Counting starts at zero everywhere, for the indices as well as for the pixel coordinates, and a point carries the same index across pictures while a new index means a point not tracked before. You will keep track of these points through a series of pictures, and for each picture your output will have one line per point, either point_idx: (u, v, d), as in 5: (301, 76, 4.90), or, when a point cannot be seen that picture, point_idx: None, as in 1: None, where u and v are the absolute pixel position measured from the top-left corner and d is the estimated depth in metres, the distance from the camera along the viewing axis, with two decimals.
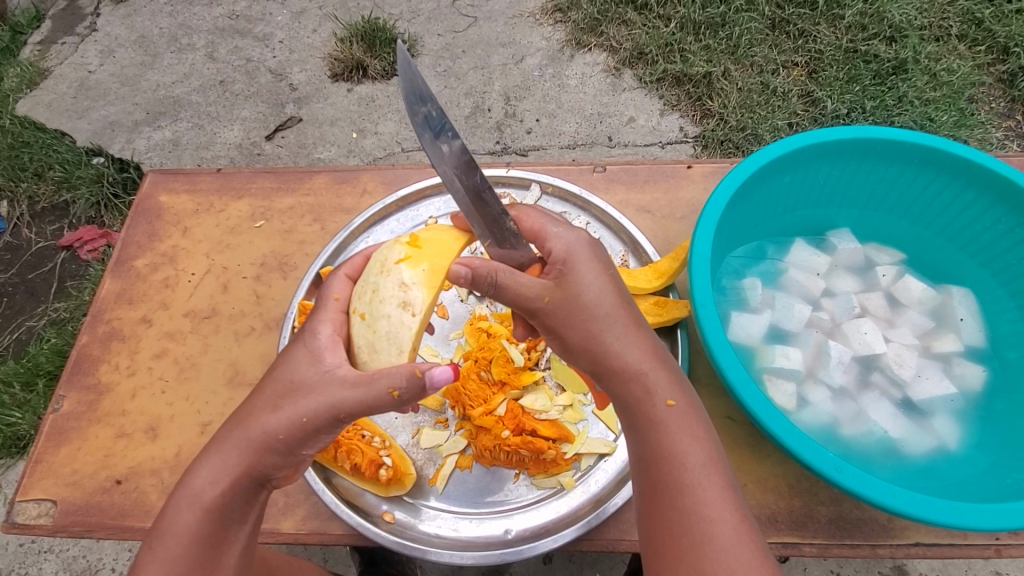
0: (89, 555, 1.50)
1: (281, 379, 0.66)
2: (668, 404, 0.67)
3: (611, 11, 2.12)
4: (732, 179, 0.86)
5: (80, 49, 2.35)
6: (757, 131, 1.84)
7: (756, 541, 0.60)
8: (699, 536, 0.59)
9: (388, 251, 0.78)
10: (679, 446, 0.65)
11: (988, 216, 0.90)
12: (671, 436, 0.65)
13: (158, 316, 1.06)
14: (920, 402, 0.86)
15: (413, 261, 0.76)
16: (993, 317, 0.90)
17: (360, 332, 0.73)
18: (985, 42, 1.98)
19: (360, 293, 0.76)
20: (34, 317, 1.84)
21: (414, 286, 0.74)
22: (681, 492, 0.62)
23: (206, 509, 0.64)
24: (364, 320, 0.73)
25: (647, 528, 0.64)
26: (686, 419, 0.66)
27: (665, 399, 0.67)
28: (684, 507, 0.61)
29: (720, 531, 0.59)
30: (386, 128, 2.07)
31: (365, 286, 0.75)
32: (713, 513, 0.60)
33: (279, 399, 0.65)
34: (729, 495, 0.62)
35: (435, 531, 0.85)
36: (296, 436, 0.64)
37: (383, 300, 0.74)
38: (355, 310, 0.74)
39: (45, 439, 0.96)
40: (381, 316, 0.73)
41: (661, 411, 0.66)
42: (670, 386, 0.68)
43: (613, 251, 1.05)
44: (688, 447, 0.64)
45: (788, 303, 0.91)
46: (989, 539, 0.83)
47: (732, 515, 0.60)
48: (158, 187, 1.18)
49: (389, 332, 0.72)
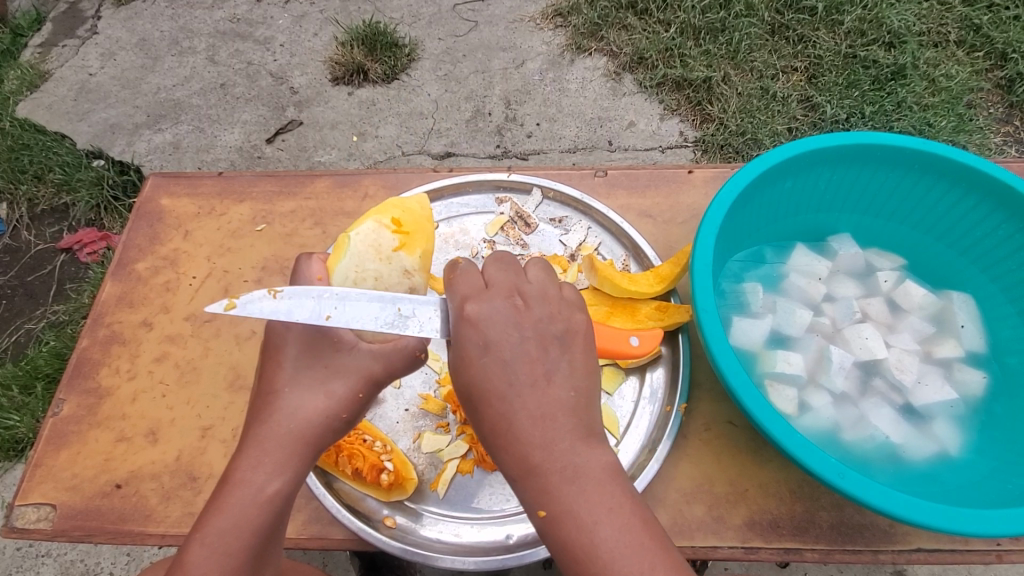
0: (86, 559, 1.49)
1: (317, 364, 0.69)
2: (539, 514, 0.62)
3: (612, 16, 2.13)
4: (733, 184, 0.87)
5: (81, 52, 2.35)
6: (756, 136, 1.85)
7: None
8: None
9: (377, 237, 0.79)
10: (572, 554, 0.60)
11: (989, 221, 0.90)
12: (561, 545, 0.61)
13: (158, 320, 1.06)
14: (921, 408, 0.86)
15: (408, 248, 0.80)
16: (993, 323, 0.91)
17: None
18: (983, 47, 1.99)
19: (355, 278, 0.76)
20: (33, 320, 1.83)
21: (415, 273, 0.80)
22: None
23: (269, 501, 0.65)
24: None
25: None
26: (563, 525, 0.60)
27: (535, 509, 0.62)
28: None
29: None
30: (386, 132, 2.07)
31: (360, 272, 0.76)
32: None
33: (329, 385, 0.68)
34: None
35: (437, 536, 0.85)
36: (356, 412, 0.70)
37: (386, 285, 0.77)
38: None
39: (45, 443, 0.96)
40: None
41: (538, 523, 0.62)
42: (536, 493, 0.62)
43: (614, 256, 1.05)
44: (579, 555, 0.60)
45: (788, 307, 0.92)
46: (990, 545, 0.83)
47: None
48: (159, 190, 1.18)
49: None
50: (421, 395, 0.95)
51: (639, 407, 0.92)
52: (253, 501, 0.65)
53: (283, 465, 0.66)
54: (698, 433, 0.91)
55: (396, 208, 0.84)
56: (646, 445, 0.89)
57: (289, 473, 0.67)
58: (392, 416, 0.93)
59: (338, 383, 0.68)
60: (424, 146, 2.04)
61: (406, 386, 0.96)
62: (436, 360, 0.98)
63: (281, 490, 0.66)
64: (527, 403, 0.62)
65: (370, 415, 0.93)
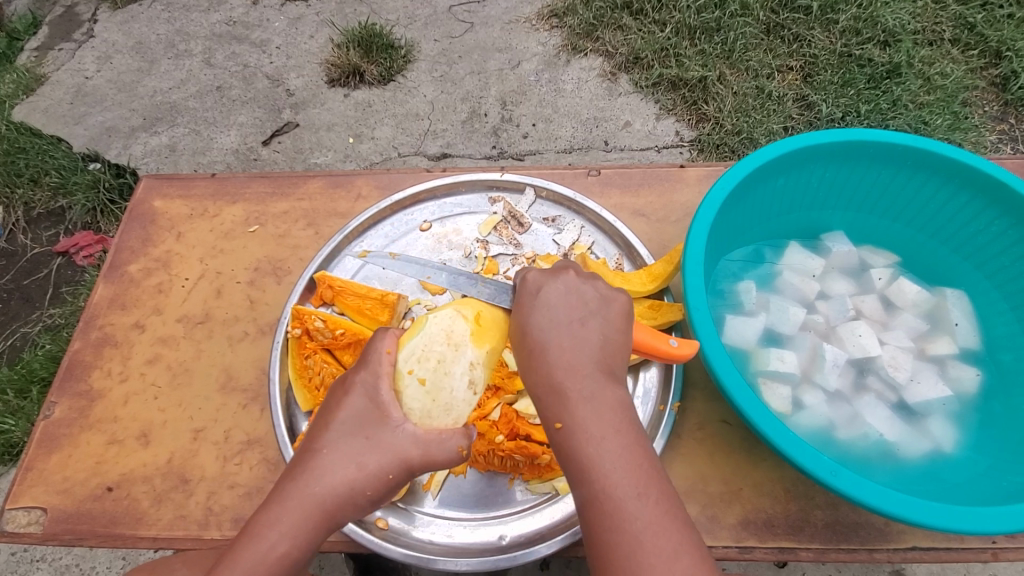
0: (81, 563, 1.48)
1: (359, 435, 0.66)
2: (556, 427, 0.63)
3: (608, 16, 2.13)
4: (725, 181, 0.86)
5: (78, 55, 2.35)
6: (752, 135, 1.85)
7: (661, 553, 0.55)
8: (604, 553, 0.58)
9: (454, 322, 0.75)
10: (576, 465, 0.61)
11: (982, 218, 0.90)
12: (568, 457, 0.62)
13: (151, 322, 1.06)
14: (915, 405, 0.85)
15: (482, 339, 0.75)
16: (987, 320, 0.90)
17: (419, 396, 0.70)
18: (978, 45, 1.99)
19: (418, 356, 0.73)
20: (29, 324, 1.83)
21: (478, 366, 0.74)
22: (600, 502, 0.59)
23: (278, 561, 0.63)
24: (423, 385, 0.71)
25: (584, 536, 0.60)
26: (575, 439, 0.62)
27: (553, 422, 0.64)
28: (609, 504, 0.58)
29: (621, 541, 0.57)
30: (382, 134, 2.07)
31: (425, 353, 0.73)
32: (613, 527, 0.57)
33: (361, 455, 0.66)
34: (630, 505, 0.58)
35: (430, 538, 0.84)
36: (381, 491, 0.67)
37: (447, 370, 0.72)
38: (410, 375, 0.71)
39: (36, 446, 0.96)
40: (444, 388, 0.71)
41: (554, 437, 0.64)
42: (556, 407, 0.64)
43: (607, 256, 1.05)
44: (581, 467, 0.61)
45: (782, 306, 0.92)
46: (986, 543, 0.82)
47: (629, 526, 0.57)
48: (152, 192, 1.18)
49: (448, 402, 0.71)
50: None
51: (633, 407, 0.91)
52: (264, 559, 0.62)
53: (299, 528, 0.64)
54: (692, 432, 0.91)
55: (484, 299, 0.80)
56: None
57: (301, 538, 0.64)
58: None
59: (372, 456, 0.66)
60: (420, 147, 2.03)
61: None
62: None
63: (289, 554, 0.63)
64: (563, 338, 0.67)
65: None
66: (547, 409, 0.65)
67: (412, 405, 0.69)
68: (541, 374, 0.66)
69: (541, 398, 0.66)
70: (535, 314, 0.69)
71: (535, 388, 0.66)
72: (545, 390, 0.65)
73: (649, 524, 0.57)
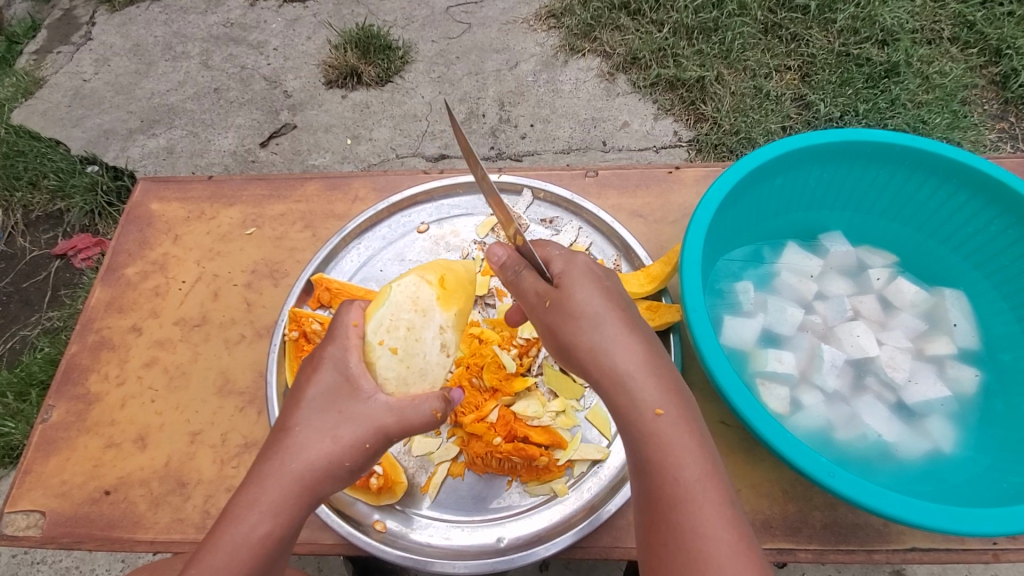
0: (81, 566, 1.48)
1: (331, 409, 0.66)
2: (657, 412, 0.62)
3: (605, 16, 2.13)
4: (721, 182, 0.86)
5: (76, 58, 2.35)
6: (750, 135, 1.84)
7: (756, 563, 0.56)
8: (692, 555, 0.56)
9: (417, 290, 0.79)
10: (670, 458, 0.60)
11: (980, 218, 0.89)
12: (661, 447, 0.60)
13: (148, 325, 1.05)
14: (914, 406, 0.85)
15: (446, 304, 0.80)
16: (986, 320, 0.90)
17: (394, 365, 0.73)
18: (977, 44, 1.99)
19: (387, 326, 0.75)
20: (28, 327, 1.83)
21: (448, 330, 0.79)
22: (703, 499, 0.58)
23: (261, 545, 0.62)
24: (396, 354, 0.74)
25: (673, 532, 0.58)
26: (678, 429, 0.61)
27: (653, 408, 0.62)
28: (711, 503, 0.58)
29: (715, 547, 0.56)
30: (380, 135, 2.07)
31: (394, 323, 0.76)
32: (708, 530, 0.56)
33: (335, 429, 0.65)
34: (726, 510, 0.58)
35: (428, 541, 0.84)
36: (361, 461, 0.66)
37: (418, 337, 0.76)
38: (381, 345, 0.73)
39: (34, 449, 0.95)
40: (417, 354, 0.75)
41: (651, 423, 0.61)
42: (659, 394, 0.63)
43: (605, 256, 1.04)
44: (680, 462, 0.60)
45: (779, 306, 0.91)
46: (987, 544, 0.82)
47: (727, 532, 0.56)
48: (149, 195, 1.18)
49: (423, 368, 0.75)
50: None
51: None
52: (246, 543, 0.61)
53: (279, 509, 0.63)
54: None
55: (440, 266, 0.84)
56: None
57: (284, 516, 0.63)
58: None
59: (347, 429, 0.65)
60: (418, 148, 2.03)
61: None
62: None
63: (273, 536, 0.62)
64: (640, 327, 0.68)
65: None
66: (632, 394, 0.63)
67: (388, 375, 0.72)
68: (627, 356, 0.64)
69: (630, 379, 0.63)
70: (598, 290, 0.67)
71: (621, 366, 0.64)
72: (639, 374, 0.64)
73: (741, 533, 0.57)
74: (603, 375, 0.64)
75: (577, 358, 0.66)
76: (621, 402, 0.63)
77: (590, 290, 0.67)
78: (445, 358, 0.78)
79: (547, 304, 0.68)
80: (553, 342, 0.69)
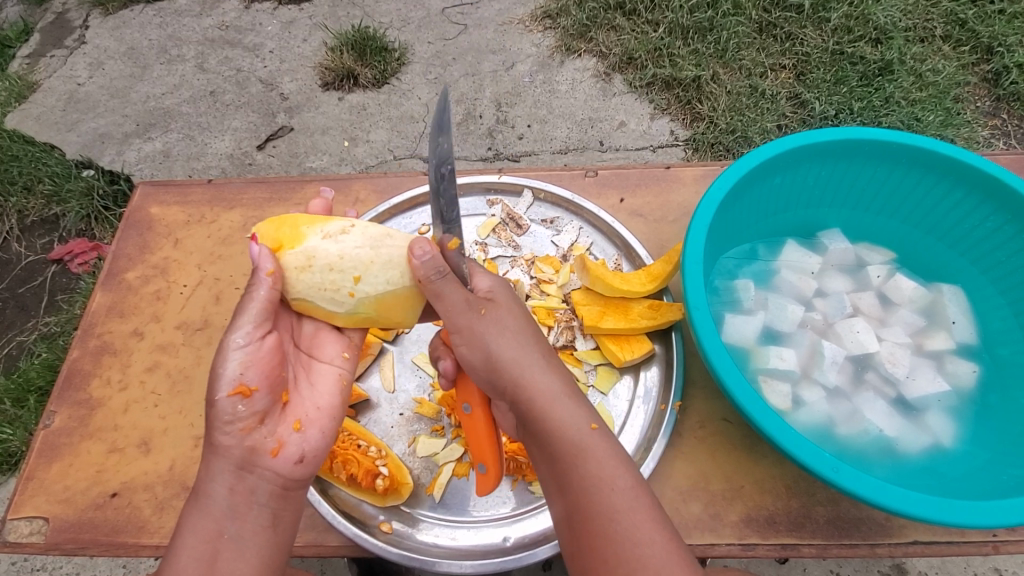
0: (83, 572, 1.47)
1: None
2: (590, 428, 0.70)
3: (601, 17, 2.14)
4: (722, 181, 0.87)
5: (69, 62, 2.34)
6: (746, 133, 1.85)
7: (686, 560, 0.63)
8: (634, 562, 0.61)
9: (292, 267, 0.78)
10: (606, 471, 0.67)
11: (977, 215, 0.91)
12: (598, 462, 0.67)
13: (149, 329, 1.05)
14: (914, 400, 0.86)
15: (299, 238, 0.79)
16: (984, 315, 0.91)
17: (373, 275, 0.79)
18: (969, 42, 2.01)
19: (333, 289, 0.79)
20: (24, 333, 1.82)
21: (328, 230, 0.81)
22: (634, 505, 0.65)
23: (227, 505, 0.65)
24: (363, 275, 0.79)
25: (611, 539, 0.63)
26: (605, 443, 0.69)
27: (587, 423, 0.70)
28: (641, 512, 0.65)
29: (653, 550, 0.62)
30: (377, 137, 2.07)
31: (328, 283, 0.79)
32: (645, 536, 0.63)
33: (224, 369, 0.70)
34: (655, 514, 0.65)
35: (434, 541, 0.84)
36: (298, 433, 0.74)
37: (342, 258, 0.79)
38: (353, 289, 0.79)
39: (36, 456, 0.95)
40: (360, 255, 0.79)
41: (592, 437, 0.69)
42: (588, 413, 0.71)
43: (607, 256, 1.05)
44: (613, 475, 0.67)
45: (781, 303, 0.92)
46: (987, 536, 0.83)
47: (660, 534, 0.63)
48: (148, 199, 1.18)
49: (378, 248, 0.80)
50: (416, 399, 0.96)
51: (634, 407, 0.92)
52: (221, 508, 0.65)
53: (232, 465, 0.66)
54: (693, 431, 0.91)
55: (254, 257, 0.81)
56: (641, 444, 0.89)
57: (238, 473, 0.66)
58: (387, 421, 0.94)
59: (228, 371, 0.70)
60: (415, 150, 2.03)
61: (400, 390, 0.97)
62: (429, 363, 0.99)
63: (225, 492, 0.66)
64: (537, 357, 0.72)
65: (364, 420, 0.94)
66: (567, 413, 0.70)
67: (385, 280, 0.79)
68: (551, 380, 0.72)
69: (560, 400, 0.71)
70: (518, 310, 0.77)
71: (554, 388, 0.71)
72: (566, 397, 0.72)
73: (670, 536, 0.64)
74: (536, 397, 0.70)
75: (509, 375, 0.71)
76: (556, 423, 0.69)
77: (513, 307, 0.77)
78: (354, 229, 0.81)
79: (482, 314, 0.73)
80: (482, 361, 0.72)
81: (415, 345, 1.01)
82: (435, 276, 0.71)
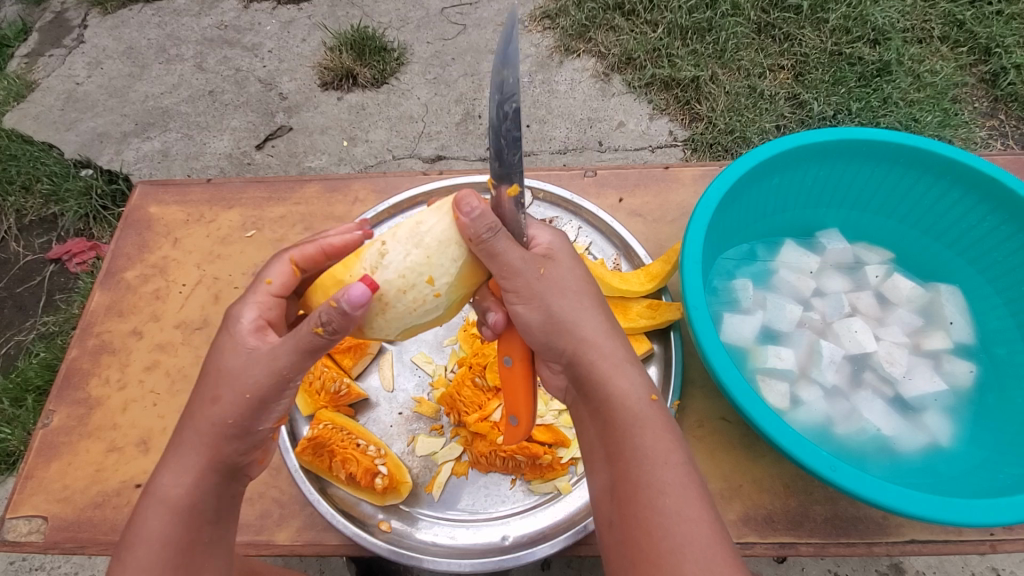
0: (81, 571, 1.47)
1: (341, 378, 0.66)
2: (651, 399, 0.68)
3: (600, 18, 2.14)
4: (720, 181, 0.88)
5: (69, 61, 2.34)
6: (745, 134, 1.86)
7: (731, 544, 0.60)
8: (676, 538, 0.58)
9: (373, 311, 0.72)
10: (660, 444, 0.64)
11: (975, 214, 0.91)
12: (653, 433, 0.65)
13: (148, 328, 1.05)
14: (912, 399, 0.86)
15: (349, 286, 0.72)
16: (982, 315, 0.91)
17: (439, 265, 0.71)
18: (967, 43, 2.01)
19: (421, 301, 0.72)
20: (23, 332, 1.81)
21: (369, 262, 0.73)
22: (683, 482, 0.62)
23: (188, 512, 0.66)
24: (430, 275, 0.71)
25: (656, 513, 0.60)
26: (664, 417, 0.67)
27: (648, 394, 0.68)
28: (691, 490, 0.62)
29: (698, 531, 0.59)
30: (376, 136, 2.07)
31: (413, 304, 0.73)
32: (692, 513, 0.60)
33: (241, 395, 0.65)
34: (705, 496, 0.62)
35: (433, 540, 0.84)
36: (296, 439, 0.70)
37: (401, 275, 0.71)
38: (436, 290, 0.72)
39: (35, 455, 0.95)
40: (413, 261, 0.71)
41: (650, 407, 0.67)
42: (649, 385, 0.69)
43: (605, 255, 1.05)
44: (666, 449, 0.64)
45: (779, 303, 0.92)
46: (984, 535, 0.84)
47: (708, 516, 0.60)
48: (147, 198, 1.18)
49: (423, 245, 0.71)
50: (415, 398, 0.96)
51: None
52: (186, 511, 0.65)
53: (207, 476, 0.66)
54: (692, 429, 0.91)
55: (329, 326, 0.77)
56: None
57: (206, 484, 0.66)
58: (386, 421, 0.94)
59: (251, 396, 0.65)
60: (413, 149, 2.03)
61: (399, 390, 0.97)
62: (428, 363, 0.99)
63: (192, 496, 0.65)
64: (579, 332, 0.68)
65: (363, 419, 0.94)
66: (628, 382, 0.68)
67: (451, 258, 0.71)
68: (614, 345, 0.69)
69: (623, 367, 0.69)
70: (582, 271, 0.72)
71: (618, 355, 0.69)
72: (629, 366, 0.69)
73: (717, 522, 0.61)
74: (599, 361, 0.68)
75: (571, 336, 0.68)
76: (616, 389, 0.67)
77: (575, 267, 0.72)
78: (388, 242, 0.73)
79: (541, 273, 0.68)
80: (540, 326, 0.69)
81: (415, 344, 1.01)
82: (485, 233, 0.66)
